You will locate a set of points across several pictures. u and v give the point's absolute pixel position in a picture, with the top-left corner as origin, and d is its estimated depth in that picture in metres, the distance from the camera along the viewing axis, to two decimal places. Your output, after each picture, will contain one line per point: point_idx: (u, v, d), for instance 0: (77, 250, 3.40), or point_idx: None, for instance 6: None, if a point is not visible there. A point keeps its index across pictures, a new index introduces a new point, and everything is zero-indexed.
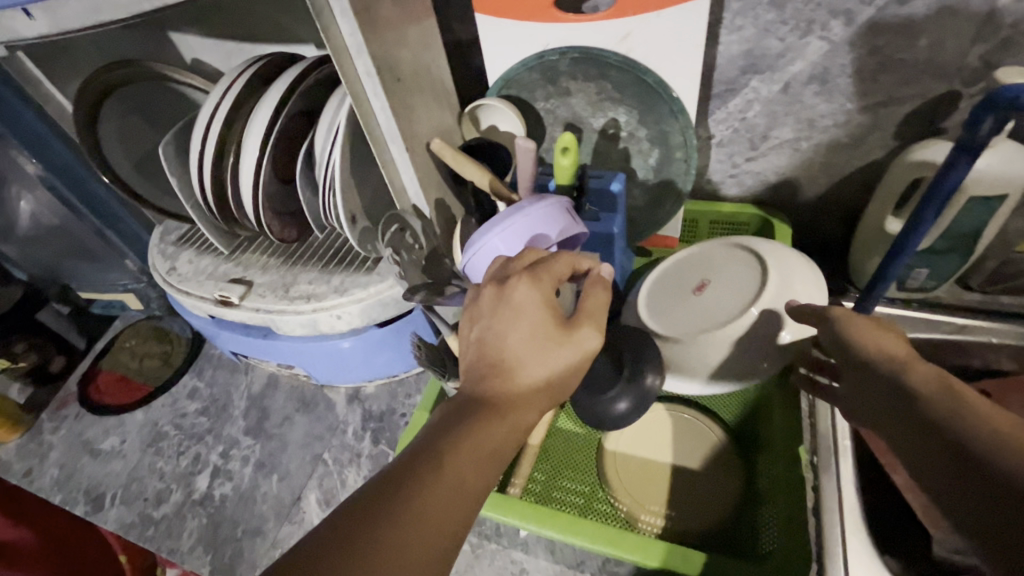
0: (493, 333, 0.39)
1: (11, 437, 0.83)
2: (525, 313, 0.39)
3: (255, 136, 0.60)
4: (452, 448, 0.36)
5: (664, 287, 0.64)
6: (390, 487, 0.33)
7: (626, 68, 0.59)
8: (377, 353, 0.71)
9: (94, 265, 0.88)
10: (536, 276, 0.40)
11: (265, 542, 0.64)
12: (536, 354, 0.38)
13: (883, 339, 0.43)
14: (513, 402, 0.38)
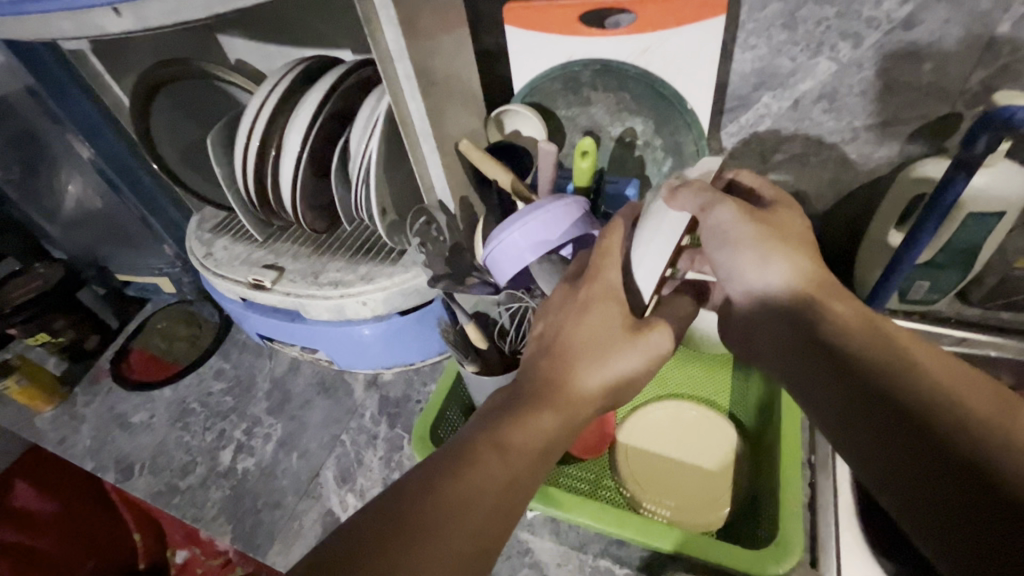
0: (562, 330, 0.46)
1: (46, 407, 0.88)
2: (593, 312, 0.46)
3: (299, 131, 0.65)
4: (516, 435, 0.41)
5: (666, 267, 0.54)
6: (457, 462, 0.40)
7: (645, 80, 0.63)
8: (395, 341, 0.75)
9: (134, 249, 0.93)
10: (597, 276, 0.47)
11: (284, 513, 0.68)
12: (597, 352, 0.45)
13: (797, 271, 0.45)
14: (578, 398, 0.44)
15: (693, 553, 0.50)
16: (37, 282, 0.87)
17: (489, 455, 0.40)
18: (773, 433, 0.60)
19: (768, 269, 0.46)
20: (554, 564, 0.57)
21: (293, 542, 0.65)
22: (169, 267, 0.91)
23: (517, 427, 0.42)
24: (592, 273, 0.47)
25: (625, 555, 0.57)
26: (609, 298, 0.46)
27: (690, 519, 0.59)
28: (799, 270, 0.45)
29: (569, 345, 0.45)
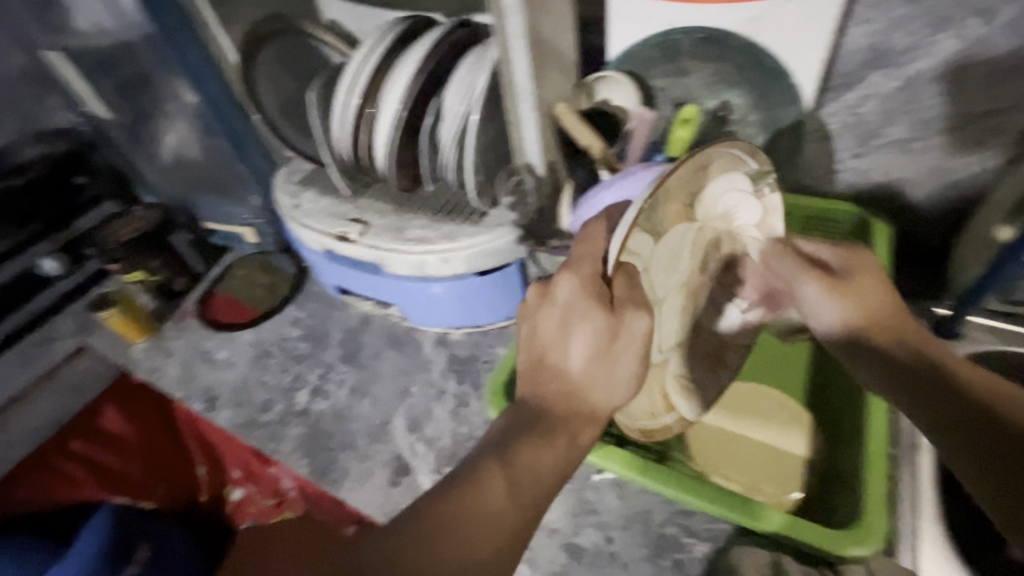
0: (549, 337, 0.48)
1: (138, 339, 0.95)
2: (577, 315, 0.47)
3: (400, 89, 0.66)
4: (524, 452, 0.44)
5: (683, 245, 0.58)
6: (470, 475, 0.43)
7: (748, 51, 0.62)
8: (466, 300, 0.77)
9: (222, 198, 0.98)
10: (574, 267, 0.49)
11: (357, 454, 0.72)
12: (582, 342, 0.47)
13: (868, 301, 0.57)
14: (579, 401, 0.47)
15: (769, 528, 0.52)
16: (132, 221, 0.92)
17: (497, 477, 0.43)
18: (856, 419, 0.60)
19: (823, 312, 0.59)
20: (620, 525, 0.59)
21: (365, 480, 0.69)
22: (253, 217, 0.96)
23: (522, 440, 0.45)
24: (562, 269, 0.49)
25: (690, 524, 0.58)
26: (587, 294, 0.47)
27: (748, 483, 0.61)
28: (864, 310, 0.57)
29: (557, 353, 0.48)
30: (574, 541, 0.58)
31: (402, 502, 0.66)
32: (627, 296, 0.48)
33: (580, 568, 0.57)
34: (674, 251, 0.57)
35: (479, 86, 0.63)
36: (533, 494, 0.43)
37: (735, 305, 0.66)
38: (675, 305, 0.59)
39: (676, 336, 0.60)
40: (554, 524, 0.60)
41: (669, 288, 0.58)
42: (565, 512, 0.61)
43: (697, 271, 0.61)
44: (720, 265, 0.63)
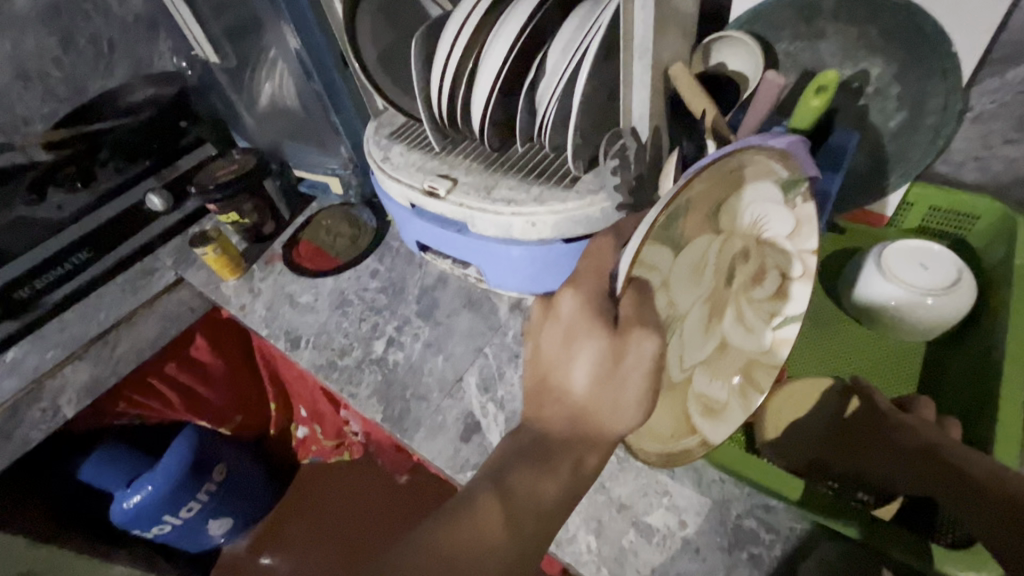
0: (552, 358, 0.46)
1: (230, 278, 1.00)
2: (580, 334, 0.44)
3: (503, 42, 0.63)
4: (520, 479, 0.44)
5: (704, 260, 0.52)
6: (467, 500, 0.44)
7: (903, 13, 0.55)
8: (545, 266, 0.75)
9: (315, 148, 1.01)
10: (576, 282, 0.46)
11: (429, 406, 0.73)
12: (583, 365, 0.44)
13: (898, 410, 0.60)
14: (585, 426, 0.45)
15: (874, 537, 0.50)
16: (233, 167, 0.98)
17: (494, 502, 0.43)
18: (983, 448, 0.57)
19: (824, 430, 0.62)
20: (695, 511, 0.57)
21: (437, 433, 0.70)
22: (341, 168, 0.99)
23: (518, 467, 0.45)
24: (566, 283, 0.46)
25: (769, 520, 0.56)
26: (587, 312, 0.44)
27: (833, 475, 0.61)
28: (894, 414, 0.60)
29: (559, 376, 0.45)
30: (646, 520, 0.57)
31: (472, 458, 0.67)
32: (636, 313, 0.43)
33: (651, 548, 0.56)
34: (696, 263, 0.51)
35: (590, 39, 0.59)
36: (529, 521, 0.43)
37: (768, 325, 0.61)
38: (698, 322, 0.55)
39: (699, 354, 0.56)
40: (625, 501, 0.59)
41: (692, 303, 0.53)
42: (637, 490, 0.59)
43: (723, 285, 0.55)
44: (747, 278, 0.57)
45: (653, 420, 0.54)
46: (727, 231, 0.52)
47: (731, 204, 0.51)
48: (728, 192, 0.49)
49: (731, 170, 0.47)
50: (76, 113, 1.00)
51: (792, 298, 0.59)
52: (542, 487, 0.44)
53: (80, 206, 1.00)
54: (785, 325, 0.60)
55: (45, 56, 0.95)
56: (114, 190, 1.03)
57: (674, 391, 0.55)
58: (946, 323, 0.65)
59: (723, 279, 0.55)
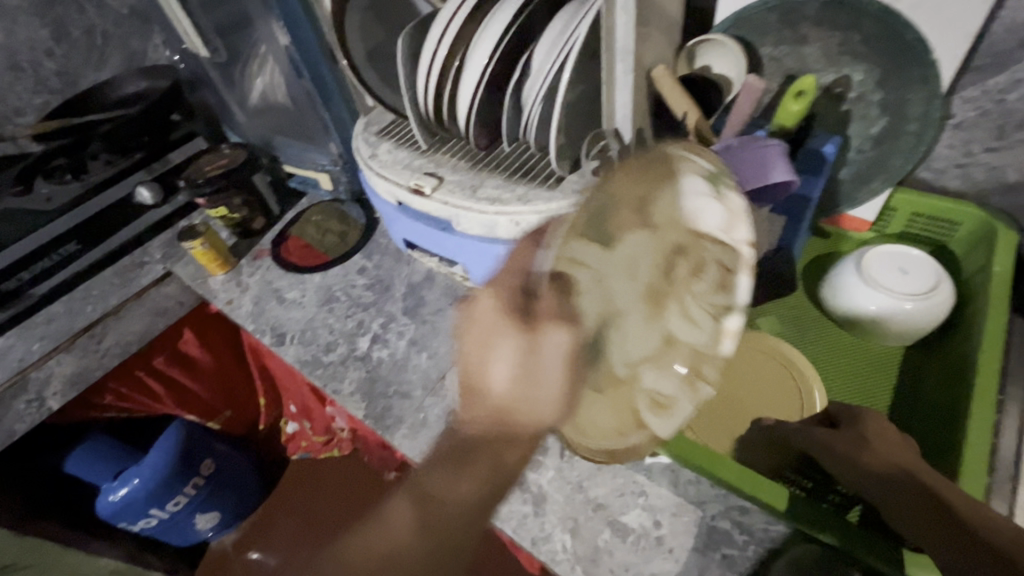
0: (472, 361, 0.47)
1: (218, 272, 1.00)
2: (495, 334, 0.47)
3: (489, 41, 0.63)
4: (435, 482, 0.47)
5: (633, 247, 0.48)
6: (390, 503, 0.48)
7: (884, 21, 0.55)
8: None
9: (304, 144, 1.01)
10: (494, 285, 0.50)
11: (412, 404, 0.73)
12: (499, 365, 0.46)
13: (891, 439, 0.54)
14: (502, 425, 0.46)
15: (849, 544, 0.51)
16: (224, 161, 0.98)
17: (410, 504, 0.47)
18: (955, 456, 0.58)
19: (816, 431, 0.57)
20: (670, 512, 0.58)
21: (419, 431, 0.70)
22: (330, 164, 0.98)
23: (434, 470, 0.47)
24: (484, 287, 0.50)
25: (744, 523, 0.56)
26: (500, 315, 0.47)
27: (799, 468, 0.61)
28: (886, 440, 0.54)
29: (482, 377, 0.47)
30: (620, 520, 0.58)
31: None
32: (551, 311, 0.47)
33: (626, 548, 0.56)
34: (630, 259, 0.49)
35: (574, 40, 0.59)
36: (447, 519, 0.46)
37: (719, 321, 0.47)
38: (639, 321, 0.50)
39: (639, 350, 0.50)
40: (602, 501, 0.59)
41: (624, 294, 0.49)
42: (614, 490, 0.60)
43: (662, 276, 0.48)
44: (692, 268, 0.48)
45: (596, 416, 0.51)
46: (662, 223, 0.47)
47: (668, 191, 0.47)
48: (652, 186, 0.48)
49: (641, 160, 0.48)
50: (67, 104, 1.00)
51: (737, 291, 0.46)
52: (457, 487, 0.46)
53: (70, 197, 0.99)
54: (734, 318, 0.47)
55: (39, 49, 0.97)
56: (105, 183, 1.02)
57: (618, 387, 0.50)
58: (923, 329, 0.65)
59: (664, 270, 0.48)
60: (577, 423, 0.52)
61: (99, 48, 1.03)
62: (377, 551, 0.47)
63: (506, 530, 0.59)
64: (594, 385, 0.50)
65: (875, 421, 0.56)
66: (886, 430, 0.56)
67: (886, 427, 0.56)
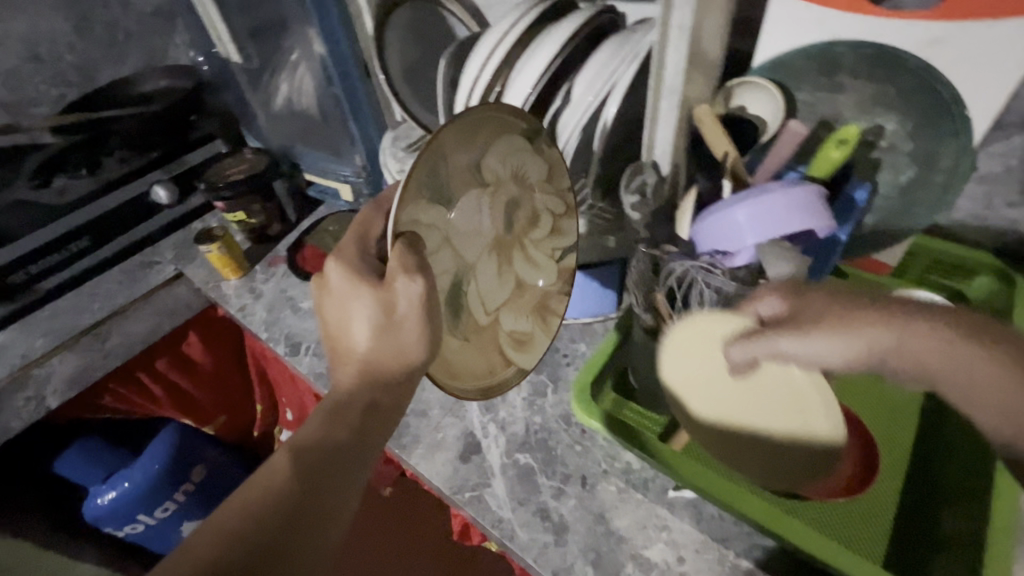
0: (336, 326, 0.54)
1: (232, 277, 0.99)
2: (351, 299, 0.53)
3: (532, 70, 0.64)
4: (301, 432, 0.49)
5: (475, 208, 0.60)
6: (252, 480, 0.46)
7: (922, 77, 0.57)
8: None
9: (326, 153, 1.01)
10: (338, 253, 0.55)
11: (429, 423, 0.72)
12: (360, 329, 0.52)
13: (839, 306, 0.47)
14: (374, 373, 0.51)
15: (839, 565, 0.50)
16: (245, 167, 0.99)
17: (280, 459, 0.47)
18: None
19: (823, 350, 0.46)
20: (692, 547, 0.58)
21: (435, 451, 0.69)
22: (353, 176, 0.98)
23: (306, 423, 0.50)
24: (330, 258, 0.55)
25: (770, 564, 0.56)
26: (351, 281, 0.53)
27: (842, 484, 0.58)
28: (850, 312, 0.46)
29: (346, 335, 0.53)
30: (644, 554, 0.57)
31: (471, 479, 0.65)
32: (399, 260, 0.50)
33: None
34: (471, 217, 0.59)
35: (619, 85, 0.61)
36: (326, 475, 0.47)
37: (554, 261, 0.68)
38: (489, 269, 0.63)
39: (500, 298, 0.64)
40: (624, 533, 0.59)
41: (477, 252, 0.61)
42: (636, 522, 0.60)
43: (505, 233, 0.64)
44: (527, 224, 0.65)
45: (469, 364, 0.61)
46: (494, 183, 0.61)
47: (503, 152, 0.60)
48: (484, 147, 0.59)
49: (470, 122, 0.56)
50: (84, 99, 0.99)
51: (566, 233, 0.68)
52: (334, 435, 0.49)
53: (82, 192, 0.99)
54: (566, 257, 0.69)
55: (60, 42, 0.95)
56: (120, 180, 1.02)
57: (482, 335, 0.62)
58: None
59: (503, 227, 0.63)
60: (451, 370, 0.58)
61: (121, 43, 1.02)
62: (255, 499, 0.44)
63: (526, 559, 0.58)
64: (461, 334, 0.60)
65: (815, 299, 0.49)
66: (822, 299, 0.48)
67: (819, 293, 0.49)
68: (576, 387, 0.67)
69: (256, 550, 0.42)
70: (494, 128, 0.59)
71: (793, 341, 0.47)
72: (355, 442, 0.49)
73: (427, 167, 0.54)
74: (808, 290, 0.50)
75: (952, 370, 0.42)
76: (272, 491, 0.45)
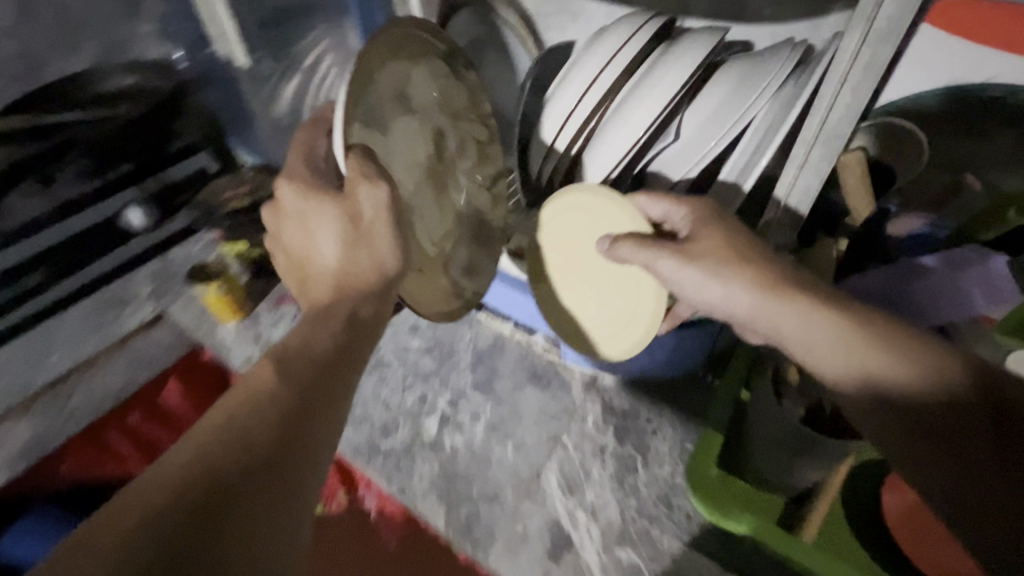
0: (298, 247, 0.48)
1: (231, 320, 0.84)
2: (311, 214, 0.46)
3: (648, 103, 0.53)
4: (288, 338, 0.40)
5: (408, 128, 0.56)
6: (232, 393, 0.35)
7: None
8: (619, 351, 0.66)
9: None
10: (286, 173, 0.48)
11: (504, 511, 0.61)
12: (330, 237, 0.45)
13: (713, 239, 0.50)
14: (351, 280, 0.45)
15: None
16: (246, 190, 0.86)
17: (263, 363, 0.38)
18: None
19: (701, 280, 0.50)
20: None
21: (518, 548, 0.59)
22: None
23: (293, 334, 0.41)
24: (278, 178, 0.47)
25: None
26: (307, 197, 0.46)
27: None
28: (728, 259, 0.49)
29: (312, 256, 0.47)
30: None
31: None
32: (355, 168, 0.46)
33: None
34: (406, 145, 0.56)
35: (765, 147, 0.52)
36: (321, 378, 0.38)
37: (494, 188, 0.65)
38: (427, 198, 0.58)
39: (443, 226, 0.60)
40: None
41: (414, 179, 0.57)
42: None
43: (438, 160, 0.59)
44: (463, 149, 0.62)
45: (425, 293, 0.58)
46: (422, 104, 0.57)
47: (430, 70, 0.57)
48: (406, 68, 0.55)
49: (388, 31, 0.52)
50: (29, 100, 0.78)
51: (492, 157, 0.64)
52: (320, 341, 0.41)
53: (29, 214, 0.78)
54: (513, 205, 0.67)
55: None
56: (79, 199, 0.82)
57: (433, 264, 0.59)
58: None
59: (436, 154, 0.59)
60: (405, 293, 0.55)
61: (75, 30, 0.75)
62: (242, 401, 0.34)
63: None
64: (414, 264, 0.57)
65: (699, 230, 0.51)
66: (712, 241, 0.50)
67: (712, 227, 0.50)
68: (693, 473, 0.57)
69: (225, 483, 0.30)
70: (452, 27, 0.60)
71: (673, 260, 0.50)
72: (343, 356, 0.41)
73: (361, 90, 0.49)
74: (715, 218, 0.51)
75: (793, 324, 0.45)
76: (241, 426, 0.33)
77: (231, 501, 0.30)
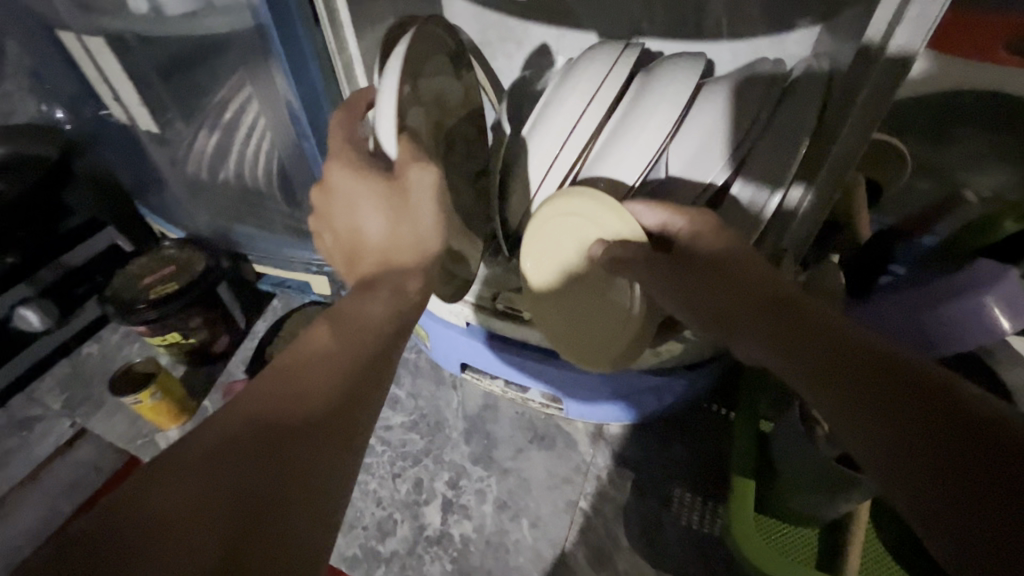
0: (343, 226, 0.43)
1: (172, 427, 0.71)
2: (358, 193, 0.42)
3: (641, 146, 0.47)
4: (346, 304, 0.38)
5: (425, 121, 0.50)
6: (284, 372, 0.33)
7: None
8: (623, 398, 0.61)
9: (283, 236, 0.77)
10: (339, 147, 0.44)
11: None
12: (372, 212, 0.41)
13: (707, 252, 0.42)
14: (395, 261, 0.41)
15: None
16: (168, 272, 0.72)
17: (321, 327, 0.36)
18: None
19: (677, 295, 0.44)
20: None
21: None
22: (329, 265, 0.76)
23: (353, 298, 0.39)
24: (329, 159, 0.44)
25: None
26: (360, 177, 0.41)
27: None
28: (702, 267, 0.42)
29: (359, 240, 0.42)
30: None
31: None
32: (407, 152, 0.42)
33: None
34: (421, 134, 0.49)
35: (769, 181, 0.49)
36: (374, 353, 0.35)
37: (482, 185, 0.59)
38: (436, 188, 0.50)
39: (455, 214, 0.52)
40: None
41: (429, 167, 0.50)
42: None
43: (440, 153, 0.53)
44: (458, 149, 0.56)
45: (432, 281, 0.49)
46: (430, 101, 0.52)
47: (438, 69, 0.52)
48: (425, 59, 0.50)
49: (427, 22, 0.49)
50: None
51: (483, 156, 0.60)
52: (375, 310, 0.38)
53: None
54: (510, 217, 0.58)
55: None
56: None
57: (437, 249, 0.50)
58: None
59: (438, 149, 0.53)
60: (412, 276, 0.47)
61: None
62: (297, 381, 0.32)
63: None
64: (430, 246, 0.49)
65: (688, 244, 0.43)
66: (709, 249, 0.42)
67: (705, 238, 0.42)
68: (739, 530, 0.53)
69: (284, 433, 0.30)
70: (431, 65, 0.51)
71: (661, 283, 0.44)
72: (396, 324, 0.38)
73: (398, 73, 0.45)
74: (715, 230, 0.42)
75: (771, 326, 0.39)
76: (298, 392, 0.31)
77: (286, 450, 0.29)
